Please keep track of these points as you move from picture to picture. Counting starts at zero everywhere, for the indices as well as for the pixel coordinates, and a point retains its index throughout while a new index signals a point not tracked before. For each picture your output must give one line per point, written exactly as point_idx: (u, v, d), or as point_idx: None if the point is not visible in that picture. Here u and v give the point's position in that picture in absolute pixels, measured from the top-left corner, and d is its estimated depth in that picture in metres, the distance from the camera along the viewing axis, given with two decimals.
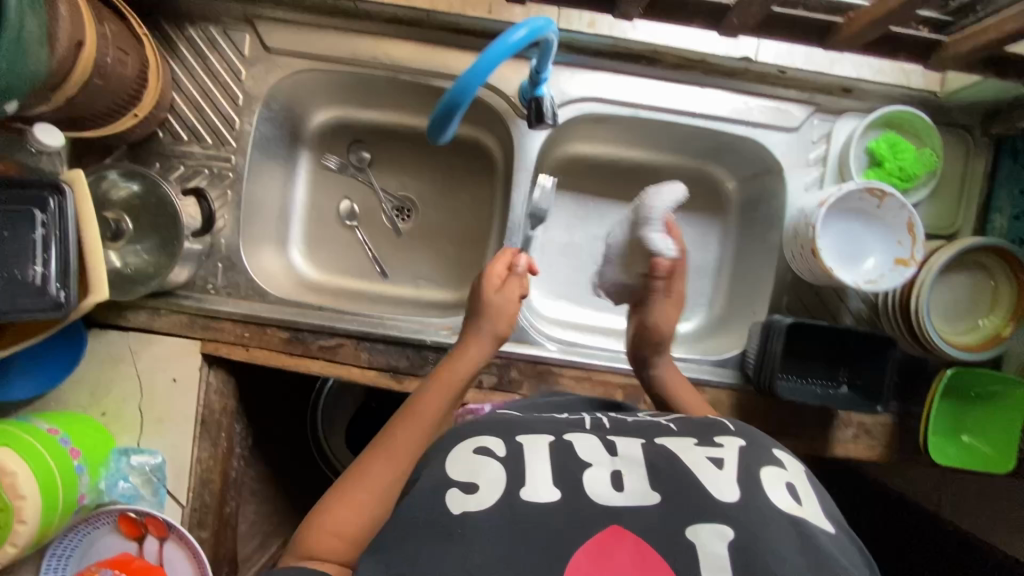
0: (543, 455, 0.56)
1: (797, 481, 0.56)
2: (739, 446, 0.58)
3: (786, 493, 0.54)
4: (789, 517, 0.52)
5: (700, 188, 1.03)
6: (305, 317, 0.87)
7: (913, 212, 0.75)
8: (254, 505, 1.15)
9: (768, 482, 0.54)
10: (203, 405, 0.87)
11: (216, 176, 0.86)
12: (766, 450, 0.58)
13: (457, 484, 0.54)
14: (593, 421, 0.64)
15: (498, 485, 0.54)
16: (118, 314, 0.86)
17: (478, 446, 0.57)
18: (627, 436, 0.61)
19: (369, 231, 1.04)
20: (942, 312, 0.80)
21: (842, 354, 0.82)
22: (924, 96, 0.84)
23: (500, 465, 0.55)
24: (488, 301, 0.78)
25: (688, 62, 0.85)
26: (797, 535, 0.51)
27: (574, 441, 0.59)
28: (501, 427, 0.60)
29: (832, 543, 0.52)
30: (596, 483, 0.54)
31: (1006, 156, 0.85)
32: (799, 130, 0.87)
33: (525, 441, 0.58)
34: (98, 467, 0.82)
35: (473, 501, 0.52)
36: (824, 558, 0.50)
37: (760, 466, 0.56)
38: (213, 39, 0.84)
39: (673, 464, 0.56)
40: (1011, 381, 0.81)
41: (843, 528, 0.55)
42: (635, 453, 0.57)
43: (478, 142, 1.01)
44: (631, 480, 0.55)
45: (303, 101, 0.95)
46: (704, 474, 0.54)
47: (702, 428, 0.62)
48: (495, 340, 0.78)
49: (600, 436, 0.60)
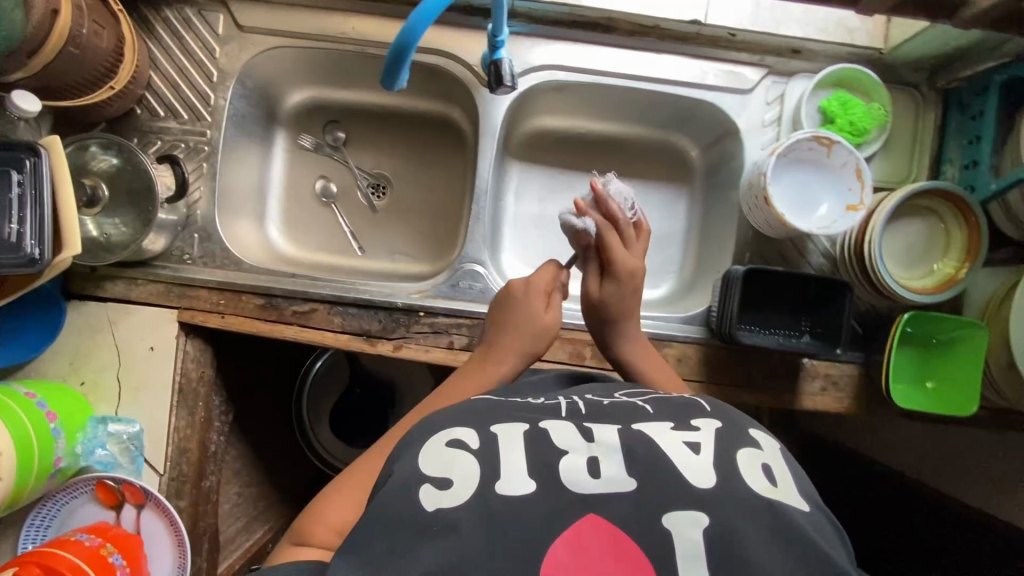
0: (517, 447, 0.56)
1: (774, 461, 0.56)
2: (716, 427, 0.58)
3: (762, 475, 0.54)
4: (764, 500, 0.51)
5: (667, 158, 1.06)
6: (278, 283, 0.89)
7: (860, 158, 0.79)
8: (236, 488, 1.15)
9: (745, 466, 0.54)
10: (180, 373, 0.89)
11: (192, 150, 0.89)
12: (743, 431, 0.58)
13: (430, 479, 0.54)
14: (569, 406, 0.62)
15: (472, 479, 0.53)
16: (96, 285, 0.89)
17: (452, 438, 0.57)
18: (603, 421, 0.59)
19: (345, 208, 1.06)
20: (899, 258, 0.84)
21: (803, 303, 0.85)
22: (869, 53, 0.88)
23: (472, 455, 0.55)
24: (519, 306, 0.78)
25: (642, 29, 0.89)
26: (772, 520, 0.50)
27: (548, 427, 0.58)
28: (475, 416, 0.60)
29: (807, 522, 0.51)
30: (573, 474, 0.53)
31: (955, 110, 0.88)
32: (753, 92, 0.91)
33: (499, 432, 0.57)
34: (75, 432, 0.83)
35: (448, 497, 0.52)
36: (798, 541, 0.50)
37: (737, 448, 0.55)
38: (188, 19, 0.88)
39: (650, 448, 0.55)
40: (965, 324, 0.84)
41: (819, 505, 0.55)
42: (612, 438, 0.56)
43: (448, 118, 1.04)
44: (607, 466, 0.54)
45: (277, 83, 0.99)
46: (680, 458, 0.54)
47: (679, 409, 0.61)
48: (524, 352, 0.77)
49: (576, 422, 0.59)
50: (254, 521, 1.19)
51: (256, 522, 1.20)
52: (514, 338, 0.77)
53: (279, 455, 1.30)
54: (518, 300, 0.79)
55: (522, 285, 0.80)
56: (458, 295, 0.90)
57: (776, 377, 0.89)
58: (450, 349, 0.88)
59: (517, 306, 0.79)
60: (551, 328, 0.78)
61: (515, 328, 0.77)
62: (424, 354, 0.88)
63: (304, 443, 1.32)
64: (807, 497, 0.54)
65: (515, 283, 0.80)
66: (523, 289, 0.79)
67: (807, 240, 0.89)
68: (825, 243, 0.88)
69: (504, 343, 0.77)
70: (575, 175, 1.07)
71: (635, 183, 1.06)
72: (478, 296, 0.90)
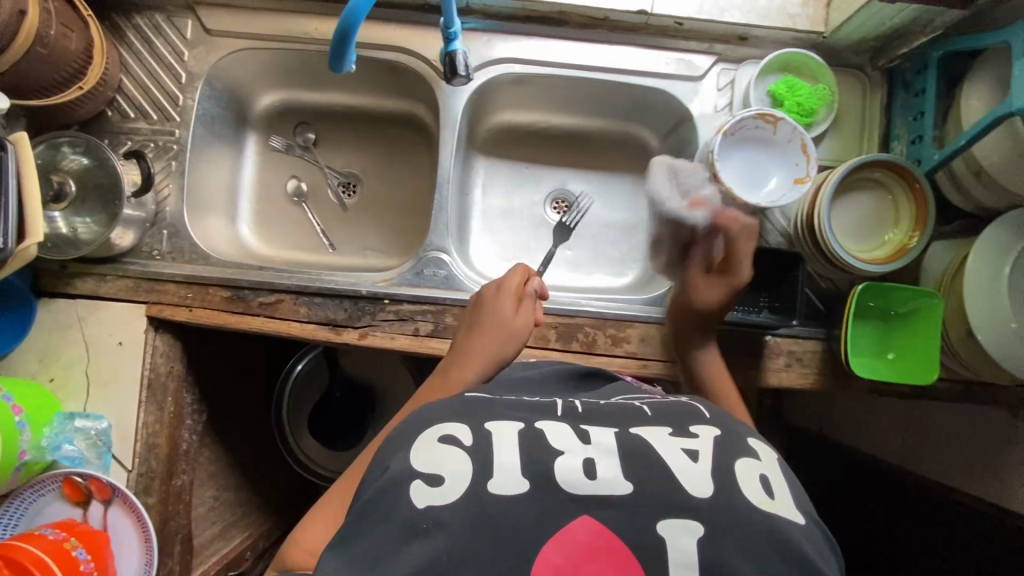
0: (511, 442, 0.55)
1: (771, 472, 0.56)
2: (714, 435, 0.58)
3: (760, 487, 0.53)
4: (762, 513, 0.51)
5: (628, 149, 1.08)
6: (244, 275, 0.90)
7: (805, 134, 0.81)
8: (213, 492, 1.14)
9: (743, 477, 0.53)
10: (149, 367, 0.90)
11: (161, 149, 0.92)
12: (741, 439, 0.58)
13: (421, 474, 0.53)
14: (566, 405, 0.62)
15: (464, 476, 0.52)
16: (66, 281, 0.90)
17: (445, 433, 0.56)
18: (599, 423, 0.59)
19: (316, 207, 1.09)
20: (851, 230, 0.86)
21: (758, 279, 0.88)
22: (812, 37, 0.91)
23: (466, 453, 0.54)
24: (487, 308, 0.76)
25: (593, 22, 0.93)
26: (769, 534, 0.50)
27: (545, 428, 0.57)
28: (468, 412, 0.58)
29: (803, 536, 0.51)
30: (568, 474, 0.52)
31: (899, 89, 0.91)
32: (704, 79, 0.94)
33: (494, 428, 0.56)
34: (41, 425, 0.84)
35: (439, 493, 0.51)
36: (792, 553, 0.50)
37: (736, 458, 0.55)
38: (158, 25, 0.92)
39: (648, 454, 0.54)
40: (921, 294, 0.84)
41: (815, 517, 0.55)
42: (608, 441, 0.56)
43: (413, 116, 1.07)
44: (604, 467, 0.53)
45: (246, 86, 1.02)
46: (677, 464, 0.54)
47: (678, 415, 0.61)
48: (491, 364, 0.73)
49: (571, 424, 0.58)
50: (232, 526, 1.16)
51: (235, 528, 1.17)
52: (481, 347, 0.73)
53: (259, 461, 1.29)
54: (488, 304, 0.77)
55: (493, 289, 0.78)
56: (422, 283, 0.92)
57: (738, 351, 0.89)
58: (415, 335, 0.89)
59: (486, 313, 0.76)
60: (519, 332, 0.76)
61: (483, 332, 0.75)
62: (390, 342, 0.89)
63: (285, 450, 1.31)
64: (804, 510, 0.54)
65: (487, 288, 0.78)
66: (494, 292, 0.78)
67: (764, 219, 0.90)
68: (782, 223, 0.90)
69: (472, 347, 0.74)
70: (539, 168, 1.09)
71: (600, 174, 1.09)
72: (442, 283, 0.92)
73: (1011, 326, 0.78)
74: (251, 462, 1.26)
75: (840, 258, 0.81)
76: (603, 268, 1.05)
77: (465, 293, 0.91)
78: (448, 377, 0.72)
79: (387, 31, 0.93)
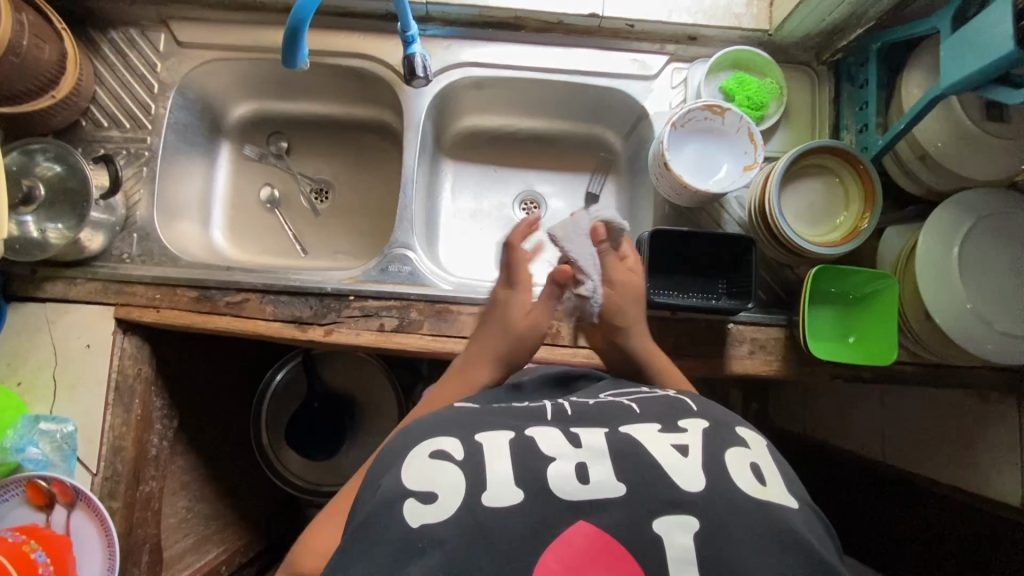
0: (503, 451, 0.54)
1: (762, 461, 0.55)
2: (703, 427, 0.57)
3: (751, 475, 0.53)
4: (756, 501, 0.51)
5: (594, 150, 1.11)
6: (211, 276, 0.92)
7: (751, 123, 0.85)
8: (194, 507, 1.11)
9: (733, 465, 0.53)
10: (117, 370, 0.91)
11: (133, 156, 0.95)
12: (731, 430, 0.58)
13: (414, 493, 0.52)
14: (554, 409, 0.62)
15: (457, 491, 0.51)
16: (36, 286, 0.91)
17: (435, 449, 0.55)
18: (591, 425, 0.58)
19: (288, 213, 1.10)
20: (804, 217, 0.88)
21: (716, 267, 0.89)
22: (758, 35, 0.95)
23: (458, 467, 0.53)
24: (500, 308, 0.79)
25: (549, 26, 0.97)
26: (766, 523, 0.49)
27: (535, 435, 0.56)
28: (461, 426, 0.58)
29: (799, 520, 0.51)
30: (561, 479, 0.52)
31: (846, 83, 0.95)
32: (658, 77, 0.97)
33: (484, 441, 0.55)
34: (6, 427, 0.84)
35: (433, 511, 0.50)
36: (788, 539, 0.49)
37: (726, 448, 0.55)
38: (132, 39, 0.97)
39: (639, 452, 0.53)
40: (878, 277, 0.85)
41: (808, 504, 0.55)
42: (600, 443, 0.55)
43: (381, 122, 1.11)
44: (597, 471, 0.52)
45: (220, 97, 1.06)
46: (670, 462, 0.52)
47: (666, 410, 0.60)
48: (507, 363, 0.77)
49: (563, 428, 0.57)
50: (206, 541, 1.12)
51: (210, 544, 1.12)
52: (498, 346, 0.76)
53: (239, 476, 1.26)
54: (499, 302, 0.79)
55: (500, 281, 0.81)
56: (387, 279, 0.93)
57: (700, 341, 0.90)
58: (380, 331, 0.90)
59: (497, 308, 0.79)
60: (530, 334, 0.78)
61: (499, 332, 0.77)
62: (355, 338, 0.90)
63: (266, 465, 1.24)
64: (796, 494, 0.54)
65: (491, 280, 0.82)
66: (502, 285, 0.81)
67: (722, 211, 0.93)
68: (739, 213, 0.92)
69: (483, 345, 0.76)
70: (506, 170, 1.12)
71: (566, 175, 1.11)
72: (407, 279, 0.94)
73: (966, 307, 0.78)
74: (230, 477, 1.23)
75: (794, 242, 0.82)
76: None
77: (431, 289, 0.92)
78: (464, 378, 0.75)
79: (352, 40, 0.97)
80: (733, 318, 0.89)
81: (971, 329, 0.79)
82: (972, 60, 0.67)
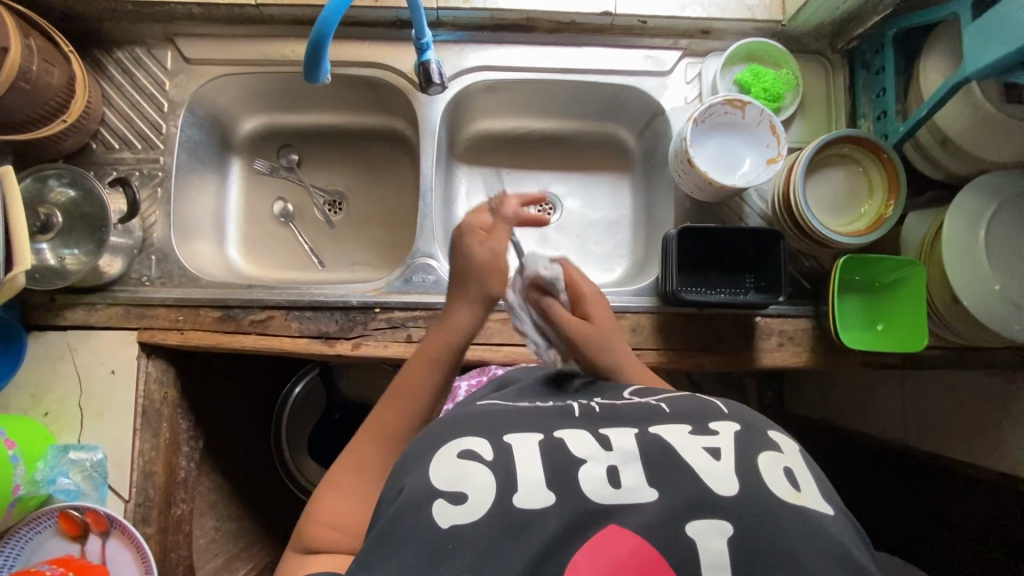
0: (532, 454, 0.52)
1: (795, 465, 0.52)
2: (734, 431, 0.54)
3: (784, 479, 0.50)
4: (792, 508, 0.47)
5: (607, 148, 1.10)
6: (234, 294, 0.91)
7: (773, 115, 0.85)
8: (224, 524, 1.10)
9: (766, 470, 0.50)
10: (143, 394, 0.89)
11: (147, 177, 0.93)
12: (763, 434, 0.54)
13: (443, 492, 0.50)
14: (581, 406, 0.59)
15: (488, 491, 0.50)
16: (56, 314, 0.90)
17: (463, 449, 0.53)
18: (619, 423, 0.56)
19: (303, 226, 1.09)
20: (830, 208, 0.88)
21: (744, 262, 0.89)
22: (771, 26, 0.94)
23: (487, 468, 0.51)
24: (471, 254, 0.70)
25: (561, 26, 0.97)
26: (801, 528, 0.46)
27: (564, 437, 0.54)
28: (486, 424, 0.56)
29: (836, 525, 0.48)
30: (592, 482, 0.50)
31: (861, 70, 0.95)
32: (672, 73, 0.97)
33: (513, 442, 0.54)
34: (36, 459, 0.82)
35: (463, 512, 0.49)
36: (828, 546, 0.46)
37: (759, 452, 0.51)
38: (138, 58, 0.95)
39: (672, 457, 0.51)
40: (901, 265, 0.85)
41: (845, 511, 0.51)
42: (630, 445, 0.52)
43: (393, 129, 1.09)
44: (630, 476, 0.50)
45: (229, 111, 1.04)
46: (702, 467, 0.50)
47: (695, 411, 0.57)
48: (478, 307, 0.70)
49: (591, 429, 0.55)
50: (236, 560, 1.10)
51: (239, 562, 1.11)
52: (461, 292, 0.71)
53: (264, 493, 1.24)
54: (464, 246, 0.71)
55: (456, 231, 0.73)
56: (411, 289, 0.92)
57: (729, 334, 0.90)
58: (408, 342, 0.89)
59: (458, 256, 0.72)
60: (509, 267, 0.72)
61: (462, 271, 0.71)
62: (383, 350, 0.89)
63: (290, 482, 1.23)
64: (831, 500, 0.50)
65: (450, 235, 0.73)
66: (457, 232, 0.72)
67: (743, 204, 0.93)
68: (761, 206, 0.92)
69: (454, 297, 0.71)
70: (519, 172, 1.11)
71: (581, 175, 1.11)
72: (431, 287, 0.93)
73: (994, 288, 0.79)
74: (256, 494, 1.21)
75: (822, 234, 0.82)
76: (590, 265, 1.06)
77: None
78: (445, 327, 0.69)
79: (361, 49, 0.96)
80: (761, 311, 0.90)
81: (994, 309, 0.79)
82: (1002, 43, 0.66)
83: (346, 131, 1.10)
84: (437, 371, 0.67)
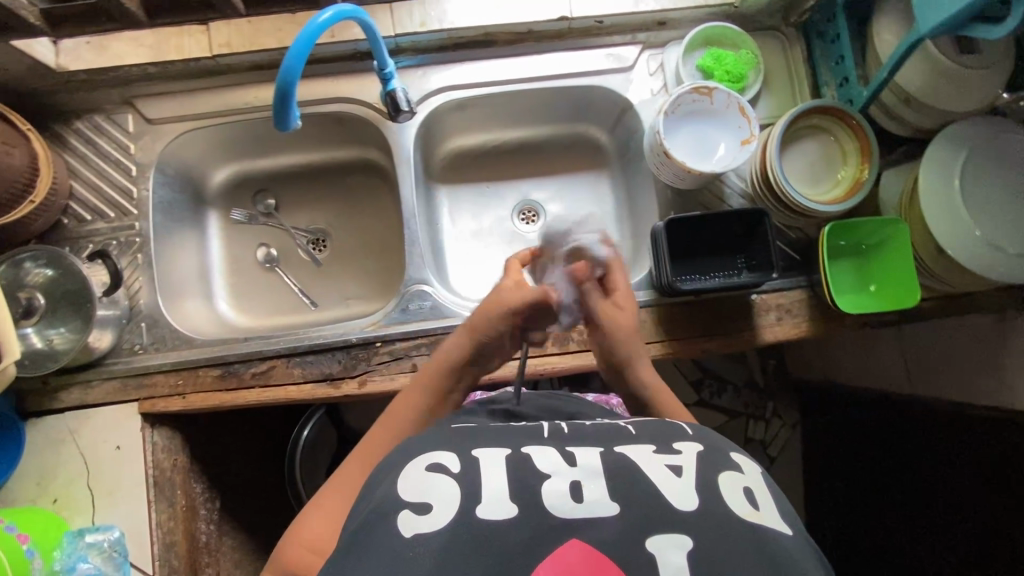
0: (498, 468, 0.51)
1: (756, 487, 0.52)
2: (697, 450, 0.54)
3: (743, 499, 0.49)
4: (747, 525, 0.47)
5: (581, 148, 1.11)
6: (231, 350, 0.89)
7: (741, 98, 0.86)
8: None
9: (726, 489, 0.50)
10: (152, 465, 0.87)
11: (125, 245, 0.92)
12: (726, 455, 0.54)
13: (409, 504, 0.48)
14: (550, 426, 0.58)
15: (451, 504, 0.48)
16: (52, 397, 0.88)
17: (429, 462, 0.52)
18: (585, 443, 0.55)
19: (289, 268, 1.08)
20: (809, 179, 0.90)
21: (733, 245, 0.90)
22: (725, 9, 0.96)
23: (454, 481, 0.50)
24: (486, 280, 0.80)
25: (519, 36, 0.97)
26: (755, 546, 0.45)
27: (531, 451, 0.53)
28: (453, 440, 0.55)
29: (793, 548, 0.47)
30: (555, 499, 0.48)
31: (817, 39, 0.97)
32: (635, 67, 0.98)
33: (481, 455, 0.53)
34: (52, 550, 0.80)
35: (427, 521, 0.47)
36: (784, 563, 0.45)
37: (719, 472, 0.51)
38: (98, 125, 0.94)
39: (635, 473, 0.50)
40: (882, 224, 0.87)
41: (804, 534, 0.50)
42: (594, 461, 0.52)
43: (366, 160, 1.08)
44: (590, 490, 0.49)
45: (199, 165, 1.03)
46: (662, 482, 0.49)
47: (658, 432, 0.57)
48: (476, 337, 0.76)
49: (558, 446, 0.54)
50: None
51: None
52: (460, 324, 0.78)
53: None
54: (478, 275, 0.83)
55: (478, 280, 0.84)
56: (409, 318, 0.92)
57: (728, 318, 0.91)
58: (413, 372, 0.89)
59: None
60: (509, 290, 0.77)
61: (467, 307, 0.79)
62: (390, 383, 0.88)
63: None
64: (790, 521, 0.50)
65: None
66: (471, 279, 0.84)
67: (723, 186, 0.94)
68: (740, 185, 0.93)
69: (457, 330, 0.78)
70: (497, 185, 1.11)
71: (558, 179, 1.11)
72: (429, 314, 0.92)
73: (975, 234, 0.79)
74: None
75: (805, 206, 0.83)
76: None
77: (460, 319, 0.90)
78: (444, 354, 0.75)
79: (324, 85, 0.96)
80: (756, 290, 0.91)
81: (979, 257, 0.80)
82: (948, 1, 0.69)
83: (324, 167, 1.09)
84: (427, 395, 0.73)
